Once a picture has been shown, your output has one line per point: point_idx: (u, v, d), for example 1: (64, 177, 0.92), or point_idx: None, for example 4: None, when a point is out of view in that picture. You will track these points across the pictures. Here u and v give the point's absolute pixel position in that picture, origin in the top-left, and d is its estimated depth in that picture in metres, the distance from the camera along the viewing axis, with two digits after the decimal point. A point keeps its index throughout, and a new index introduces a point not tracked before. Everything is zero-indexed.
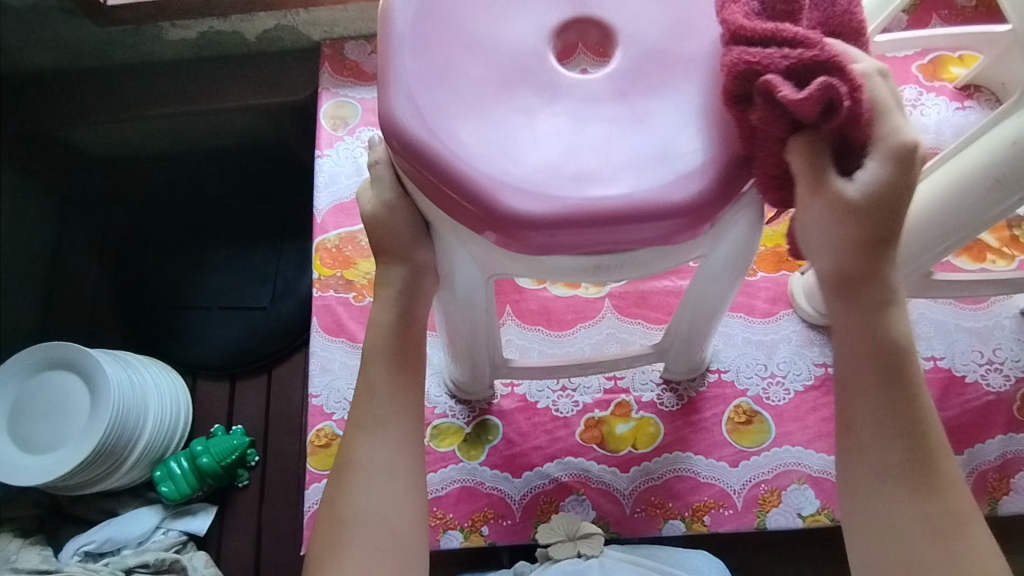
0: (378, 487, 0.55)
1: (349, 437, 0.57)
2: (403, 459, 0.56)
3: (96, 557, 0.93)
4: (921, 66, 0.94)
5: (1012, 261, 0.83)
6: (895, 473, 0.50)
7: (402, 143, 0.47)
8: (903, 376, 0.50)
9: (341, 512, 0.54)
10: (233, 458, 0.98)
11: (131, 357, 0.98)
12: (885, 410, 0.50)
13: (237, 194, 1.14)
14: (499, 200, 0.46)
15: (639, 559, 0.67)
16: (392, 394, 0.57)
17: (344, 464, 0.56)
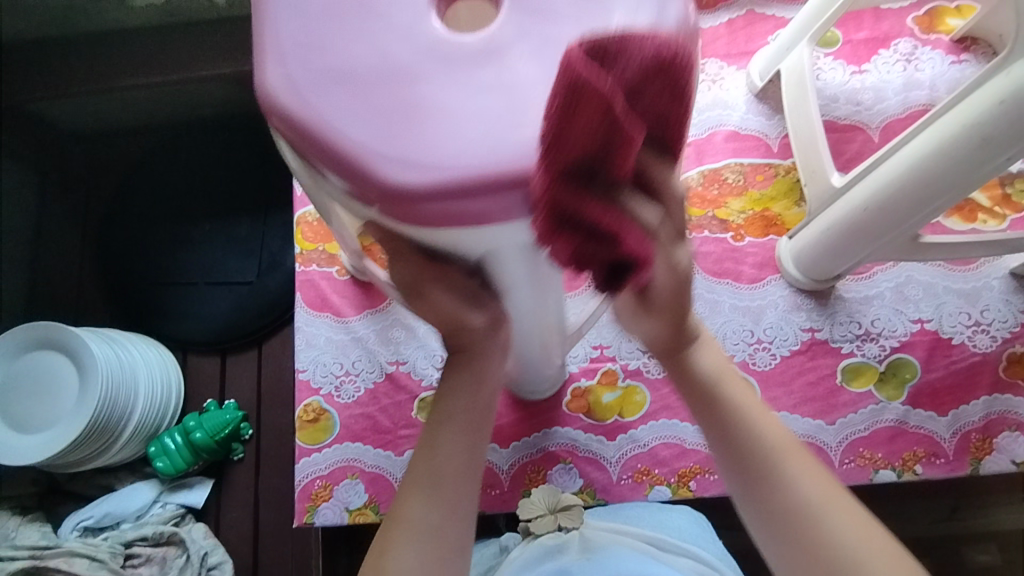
0: (425, 547, 0.50)
1: (403, 489, 0.52)
2: (450, 531, 0.50)
3: (96, 531, 0.95)
4: (917, 17, 0.90)
5: (1003, 220, 0.81)
6: (781, 519, 0.49)
7: (288, 126, 0.38)
8: (738, 429, 0.52)
9: (381, 570, 0.49)
10: (226, 433, 0.99)
11: (118, 335, 0.97)
12: (737, 464, 0.51)
13: (215, 166, 1.10)
14: (388, 171, 0.35)
15: (619, 526, 0.67)
16: (455, 449, 0.52)
17: (393, 518, 0.51)
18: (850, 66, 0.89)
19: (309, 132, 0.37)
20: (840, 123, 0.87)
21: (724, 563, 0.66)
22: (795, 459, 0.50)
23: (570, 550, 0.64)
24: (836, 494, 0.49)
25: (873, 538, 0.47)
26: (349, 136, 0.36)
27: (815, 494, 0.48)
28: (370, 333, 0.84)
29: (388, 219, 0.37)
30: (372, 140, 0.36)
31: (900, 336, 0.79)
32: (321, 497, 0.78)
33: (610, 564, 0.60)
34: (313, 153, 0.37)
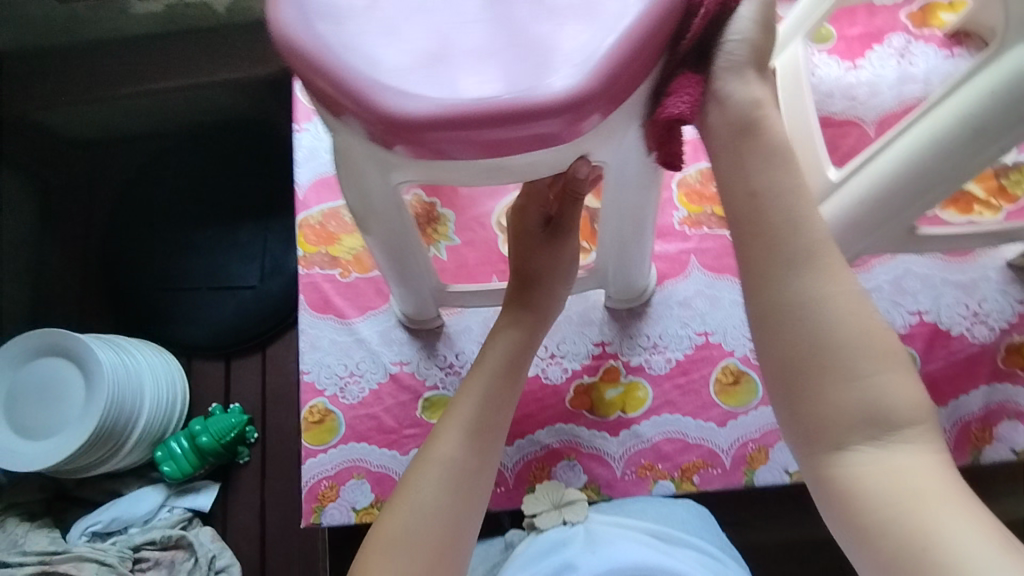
0: (450, 485, 0.55)
1: (433, 435, 0.58)
2: (477, 466, 0.57)
3: (104, 536, 0.95)
4: (909, 13, 0.91)
5: (999, 212, 0.82)
6: (823, 363, 0.45)
7: (382, 121, 0.44)
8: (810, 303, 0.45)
9: (410, 501, 0.54)
10: (233, 436, 1.00)
11: (123, 340, 0.98)
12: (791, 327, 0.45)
13: (217, 171, 1.11)
14: (512, 100, 0.43)
15: (624, 521, 0.68)
16: (483, 408, 0.59)
17: (423, 458, 0.57)
18: (844, 62, 0.90)
19: (412, 115, 0.44)
20: (836, 118, 0.88)
21: (726, 555, 0.67)
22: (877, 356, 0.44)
23: (574, 544, 0.65)
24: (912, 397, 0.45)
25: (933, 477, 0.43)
26: (453, 99, 0.44)
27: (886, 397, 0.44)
28: (373, 334, 0.85)
29: (528, 141, 0.45)
30: (476, 94, 0.44)
31: (898, 328, 0.80)
32: (328, 498, 0.79)
33: (612, 556, 0.60)
34: (421, 134, 0.44)
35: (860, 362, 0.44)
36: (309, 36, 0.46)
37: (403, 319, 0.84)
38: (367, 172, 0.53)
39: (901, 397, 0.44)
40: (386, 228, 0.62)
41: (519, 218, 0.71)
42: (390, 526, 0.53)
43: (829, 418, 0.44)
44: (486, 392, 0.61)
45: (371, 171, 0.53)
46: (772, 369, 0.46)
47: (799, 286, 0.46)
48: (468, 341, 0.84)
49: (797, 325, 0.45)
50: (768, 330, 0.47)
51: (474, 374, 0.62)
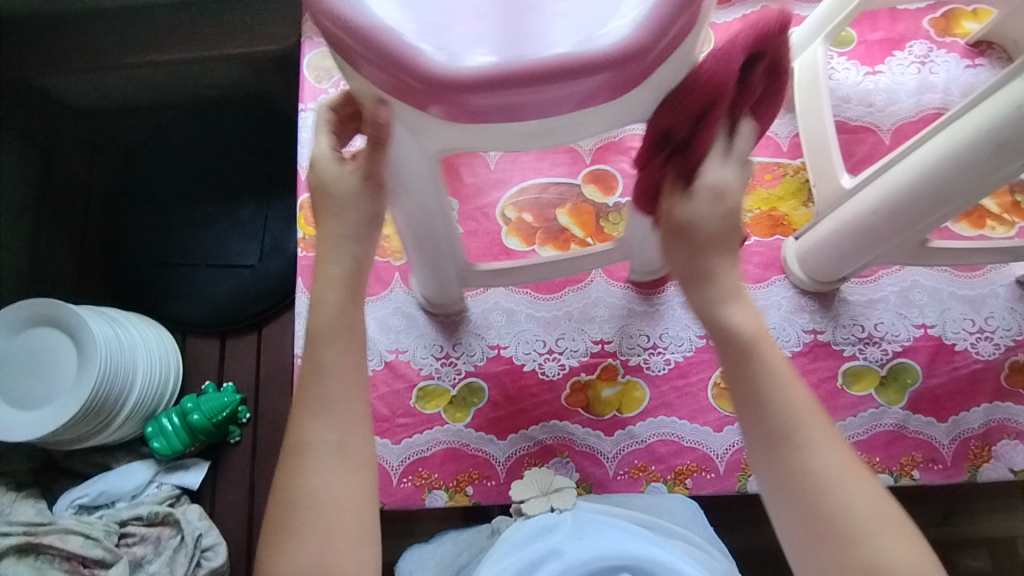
0: (333, 468, 0.52)
1: (298, 420, 0.53)
2: (354, 438, 0.53)
3: (91, 509, 0.95)
4: (933, 20, 0.89)
5: (1012, 227, 0.81)
6: (779, 438, 0.50)
7: (392, 65, 0.46)
8: (750, 356, 0.52)
9: (293, 498, 0.51)
10: (224, 415, 0.99)
11: (117, 314, 0.97)
12: (747, 397, 0.51)
13: (221, 146, 1.10)
14: (523, 60, 0.45)
15: (611, 510, 0.66)
16: (338, 376, 0.54)
17: (293, 448, 0.53)
18: (864, 66, 0.88)
19: (423, 65, 0.45)
20: (852, 123, 0.86)
21: (712, 546, 0.66)
22: (816, 426, 0.50)
23: (561, 530, 0.63)
24: (847, 461, 0.50)
25: (886, 513, 0.48)
26: (462, 59, 0.46)
27: (836, 467, 0.49)
28: (370, 321, 0.83)
29: (533, 109, 0.47)
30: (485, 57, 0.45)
31: (903, 341, 0.79)
32: None
33: (601, 543, 0.57)
34: (428, 83, 0.45)
35: (818, 459, 0.49)
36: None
37: (419, 302, 0.84)
38: (405, 147, 0.54)
39: (868, 515, 0.48)
40: (409, 205, 0.62)
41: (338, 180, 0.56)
42: (289, 530, 0.51)
43: (814, 518, 0.48)
44: (335, 354, 0.54)
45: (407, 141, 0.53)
46: (757, 439, 0.51)
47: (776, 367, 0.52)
48: (466, 332, 0.82)
49: (771, 426, 0.50)
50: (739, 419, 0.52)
51: (315, 345, 0.55)
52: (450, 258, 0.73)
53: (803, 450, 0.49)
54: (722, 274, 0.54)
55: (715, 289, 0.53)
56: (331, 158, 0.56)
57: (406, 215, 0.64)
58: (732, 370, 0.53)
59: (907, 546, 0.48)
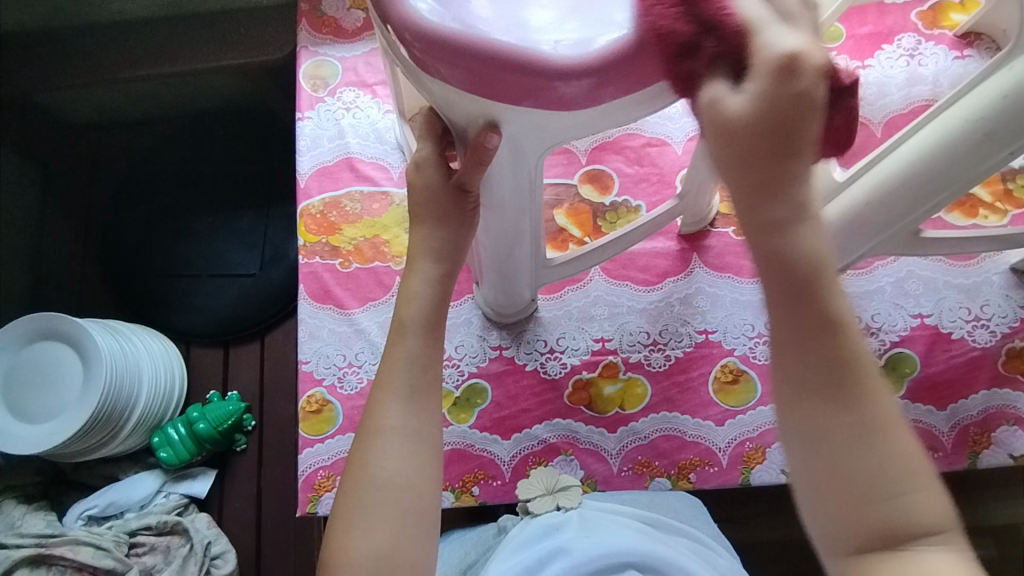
0: (409, 452, 0.51)
1: (372, 402, 0.52)
2: (429, 426, 0.52)
3: (100, 521, 0.95)
4: (921, 13, 0.90)
5: (1004, 216, 0.82)
6: (833, 377, 0.42)
7: (417, 36, 0.43)
8: (819, 288, 0.42)
9: (365, 476, 0.50)
10: (230, 424, 0.99)
11: (121, 325, 0.98)
12: (808, 327, 0.42)
13: (221, 157, 1.11)
14: (535, 52, 0.43)
15: (622, 509, 0.67)
16: (418, 368, 0.52)
17: (367, 430, 0.51)
18: (853, 61, 0.89)
19: (442, 35, 0.43)
20: None
21: (718, 544, 0.66)
22: (874, 374, 0.43)
23: (569, 529, 0.63)
24: (896, 415, 0.43)
25: (925, 475, 0.43)
26: (482, 32, 0.43)
27: (880, 417, 0.42)
28: (373, 326, 0.84)
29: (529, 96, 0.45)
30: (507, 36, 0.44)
31: (899, 331, 0.80)
32: (324, 487, 0.79)
33: (607, 539, 0.58)
34: (448, 60, 0.43)
35: (868, 408, 0.42)
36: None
37: (485, 309, 0.83)
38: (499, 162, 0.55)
39: (921, 495, 0.42)
40: (494, 217, 0.63)
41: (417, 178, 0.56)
42: (357, 513, 0.49)
43: (844, 472, 0.42)
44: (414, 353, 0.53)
45: (503, 157, 0.54)
46: (810, 377, 0.43)
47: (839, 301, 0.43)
48: (467, 334, 0.83)
49: (814, 373, 0.43)
50: (785, 356, 0.44)
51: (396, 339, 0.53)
52: (520, 266, 0.72)
53: (865, 391, 0.42)
54: (798, 191, 0.41)
55: (782, 210, 0.42)
56: (434, 162, 0.55)
57: (488, 229, 0.65)
58: (796, 298, 0.42)
59: (941, 508, 0.42)
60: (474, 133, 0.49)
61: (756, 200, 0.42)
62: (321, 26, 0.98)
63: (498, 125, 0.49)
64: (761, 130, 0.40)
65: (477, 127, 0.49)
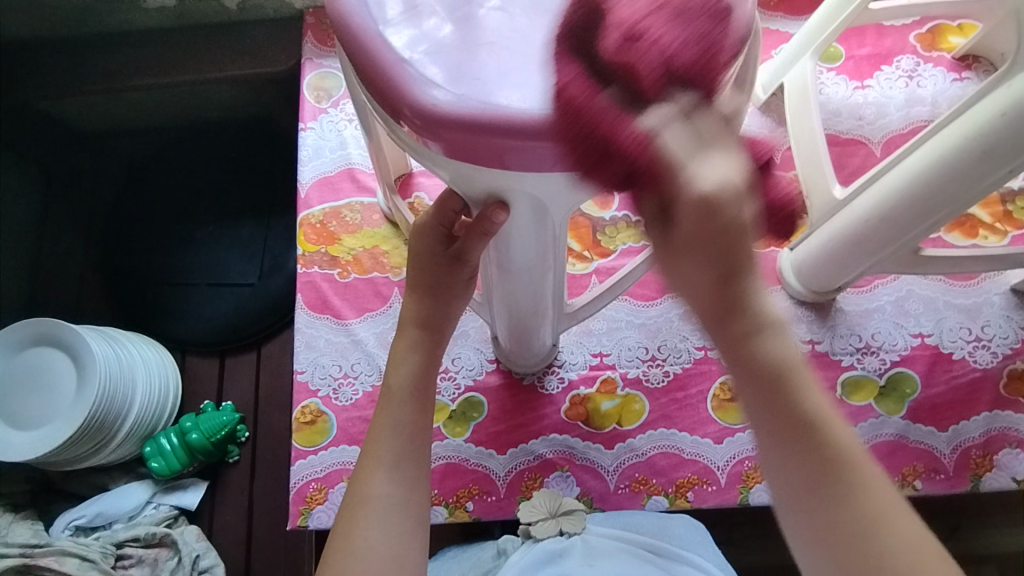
0: (394, 522, 0.50)
1: (360, 471, 0.53)
2: (416, 494, 0.52)
3: (88, 531, 0.94)
4: (919, 35, 0.91)
5: (1004, 236, 0.81)
6: (822, 466, 0.44)
7: (413, 110, 0.41)
8: (786, 389, 0.45)
9: (347, 548, 0.49)
10: (223, 435, 0.98)
11: (118, 333, 0.97)
12: (782, 435, 0.45)
13: (223, 168, 1.11)
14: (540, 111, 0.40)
15: (624, 534, 0.65)
16: (404, 436, 0.53)
17: (353, 498, 0.52)
18: (853, 81, 0.90)
19: (447, 110, 0.40)
20: (843, 137, 0.87)
21: (723, 571, 0.65)
22: (866, 465, 0.45)
23: (571, 556, 0.62)
24: (892, 496, 0.44)
25: (930, 547, 0.43)
26: (483, 99, 0.40)
27: (880, 503, 0.44)
28: (369, 336, 0.84)
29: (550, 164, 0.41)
30: (523, 101, 0.40)
31: (900, 350, 0.79)
32: (316, 500, 0.77)
33: (609, 570, 0.58)
34: (446, 133, 0.41)
35: (862, 492, 0.44)
36: (354, 20, 0.43)
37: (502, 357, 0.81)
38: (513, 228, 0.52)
39: None
40: (508, 279, 0.62)
41: (418, 240, 0.57)
42: None
43: (850, 569, 0.43)
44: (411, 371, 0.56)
45: (523, 224, 0.52)
46: (794, 477, 0.45)
47: (814, 403, 0.45)
48: (465, 346, 0.83)
49: (805, 472, 0.44)
50: (768, 473, 0.46)
51: (384, 406, 0.54)
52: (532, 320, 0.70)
53: (847, 474, 0.44)
54: (755, 302, 0.45)
55: (749, 323, 0.45)
56: (435, 233, 0.56)
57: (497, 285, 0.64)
58: (762, 404, 0.45)
59: None
60: (483, 204, 0.48)
61: (721, 322, 0.45)
62: (326, 39, 0.99)
63: (507, 202, 0.48)
64: (708, 260, 0.42)
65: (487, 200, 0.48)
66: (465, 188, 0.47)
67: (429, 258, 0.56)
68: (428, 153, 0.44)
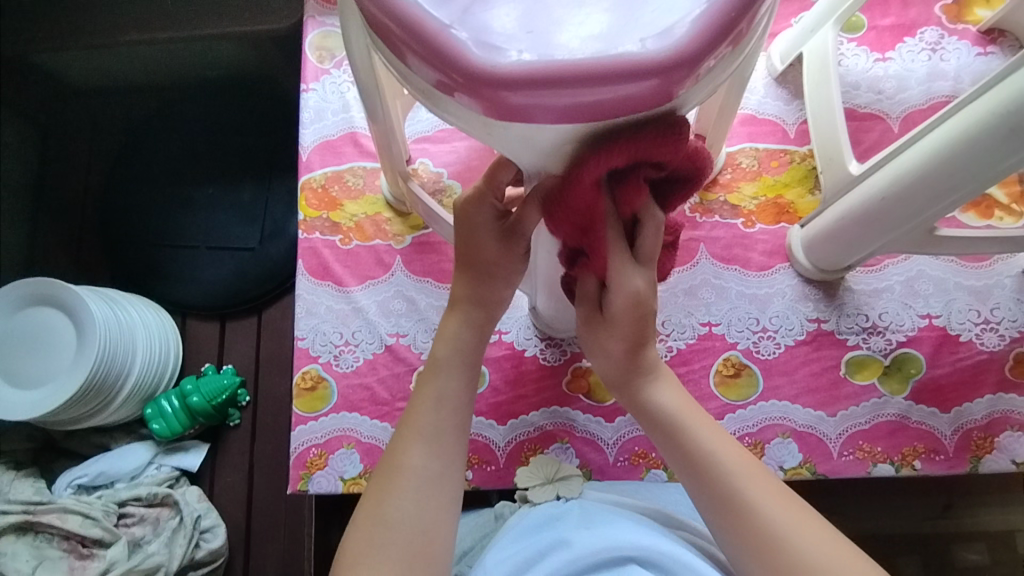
0: (423, 495, 0.55)
1: (397, 442, 0.57)
2: (449, 470, 0.56)
3: (90, 489, 0.95)
4: (945, 6, 0.88)
5: (1020, 218, 0.80)
6: (730, 494, 0.56)
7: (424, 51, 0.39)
8: (681, 434, 0.59)
9: (379, 516, 0.54)
10: (224, 398, 0.98)
11: (118, 295, 0.96)
12: (694, 472, 0.58)
13: (226, 129, 1.09)
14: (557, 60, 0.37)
15: (622, 499, 0.66)
16: (443, 410, 0.58)
17: (388, 467, 0.56)
18: (873, 53, 0.87)
19: (497, 69, 0.38)
20: (860, 111, 0.85)
21: None
22: (758, 481, 0.57)
23: (568, 519, 0.63)
24: (789, 499, 0.56)
25: (831, 539, 0.53)
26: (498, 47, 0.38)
27: (783, 516, 0.55)
28: (371, 304, 0.83)
29: (610, 111, 0.39)
30: (583, 48, 0.38)
31: (907, 330, 0.78)
32: (316, 466, 0.78)
33: (608, 531, 0.58)
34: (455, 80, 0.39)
35: (762, 507, 0.55)
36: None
37: (538, 322, 0.81)
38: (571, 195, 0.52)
39: None
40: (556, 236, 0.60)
41: (469, 211, 0.58)
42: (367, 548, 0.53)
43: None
44: (461, 346, 0.60)
45: None
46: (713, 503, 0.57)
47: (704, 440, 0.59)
48: None
49: (721, 487, 0.57)
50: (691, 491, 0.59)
51: (429, 378, 0.59)
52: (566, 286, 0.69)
53: (738, 482, 0.56)
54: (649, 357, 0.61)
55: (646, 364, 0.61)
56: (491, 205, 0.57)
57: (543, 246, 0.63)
58: (671, 448, 0.60)
59: None
60: (541, 177, 0.49)
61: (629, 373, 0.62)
62: None
63: None
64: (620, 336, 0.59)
65: (545, 172, 0.48)
66: (519, 152, 0.46)
67: (485, 232, 0.57)
68: (440, 97, 0.42)
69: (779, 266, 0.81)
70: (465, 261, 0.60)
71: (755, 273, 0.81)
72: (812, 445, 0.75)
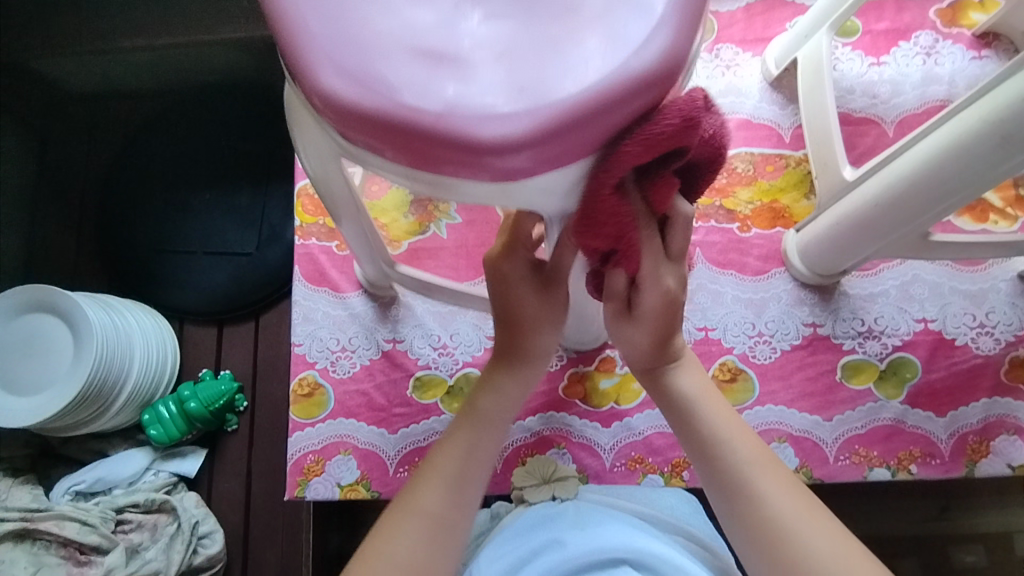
0: (428, 540, 0.54)
1: (417, 481, 0.57)
2: (461, 522, 0.56)
3: (88, 496, 0.95)
4: (940, 10, 0.88)
5: (1014, 222, 0.80)
6: (757, 505, 0.55)
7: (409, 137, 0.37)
8: (705, 440, 0.59)
9: (382, 551, 0.53)
10: (222, 404, 0.98)
11: (115, 301, 0.96)
12: (720, 484, 0.57)
13: (222, 134, 1.09)
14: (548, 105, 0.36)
15: (618, 502, 0.67)
16: (465, 459, 0.57)
17: (405, 504, 0.56)
18: (868, 57, 0.87)
19: (492, 135, 0.36)
20: (855, 115, 0.85)
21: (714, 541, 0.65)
22: (788, 498, 0.55)
23: (563, 519, 0.63)
24: (817, 515, 0.54)
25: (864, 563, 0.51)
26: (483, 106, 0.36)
27: (813, 534, 0.53)
28: (367, 310, 0.83)
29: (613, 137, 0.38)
30: (568, 88, 0.36)
31: (902, 335, 0.78)
32: (313, 472, 0.78)
33: (601, 533, 0.58)
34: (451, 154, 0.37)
35: (790, 524, 0.53)
36: (332, 68, 0.38)
37: None
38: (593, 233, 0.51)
39: None
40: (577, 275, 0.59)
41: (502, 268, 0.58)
42: None
43: None
44: (502, 400, 0.60)
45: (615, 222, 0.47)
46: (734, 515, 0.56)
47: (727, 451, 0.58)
48: (464, 322, 0.83)
49: (747, 497, 0.55)
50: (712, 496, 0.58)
51: (464, 422, 0.59)
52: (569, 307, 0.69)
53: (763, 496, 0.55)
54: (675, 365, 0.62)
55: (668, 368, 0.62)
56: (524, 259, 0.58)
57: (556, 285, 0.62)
58: (699, 460, 0.59)
59: None
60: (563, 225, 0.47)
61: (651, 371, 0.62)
62: None
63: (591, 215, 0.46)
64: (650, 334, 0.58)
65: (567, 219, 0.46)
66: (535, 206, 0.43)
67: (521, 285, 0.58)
68: (436, 181, 0.39)
69: (775, 271, 0.81)
70: (503, 316, 0.59)
71: (751, 278, 0.81)
72: (808, 450, 0.75)
